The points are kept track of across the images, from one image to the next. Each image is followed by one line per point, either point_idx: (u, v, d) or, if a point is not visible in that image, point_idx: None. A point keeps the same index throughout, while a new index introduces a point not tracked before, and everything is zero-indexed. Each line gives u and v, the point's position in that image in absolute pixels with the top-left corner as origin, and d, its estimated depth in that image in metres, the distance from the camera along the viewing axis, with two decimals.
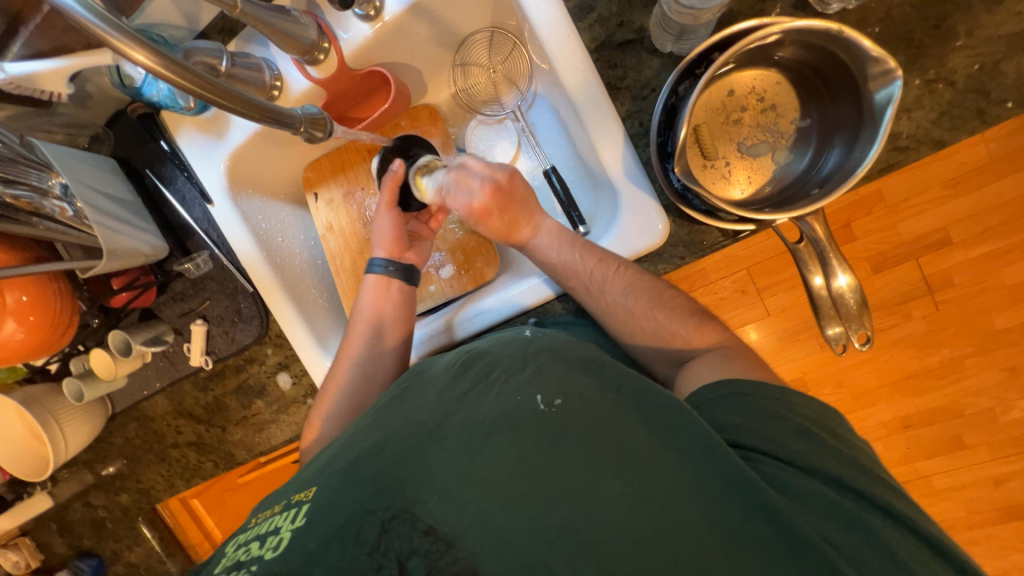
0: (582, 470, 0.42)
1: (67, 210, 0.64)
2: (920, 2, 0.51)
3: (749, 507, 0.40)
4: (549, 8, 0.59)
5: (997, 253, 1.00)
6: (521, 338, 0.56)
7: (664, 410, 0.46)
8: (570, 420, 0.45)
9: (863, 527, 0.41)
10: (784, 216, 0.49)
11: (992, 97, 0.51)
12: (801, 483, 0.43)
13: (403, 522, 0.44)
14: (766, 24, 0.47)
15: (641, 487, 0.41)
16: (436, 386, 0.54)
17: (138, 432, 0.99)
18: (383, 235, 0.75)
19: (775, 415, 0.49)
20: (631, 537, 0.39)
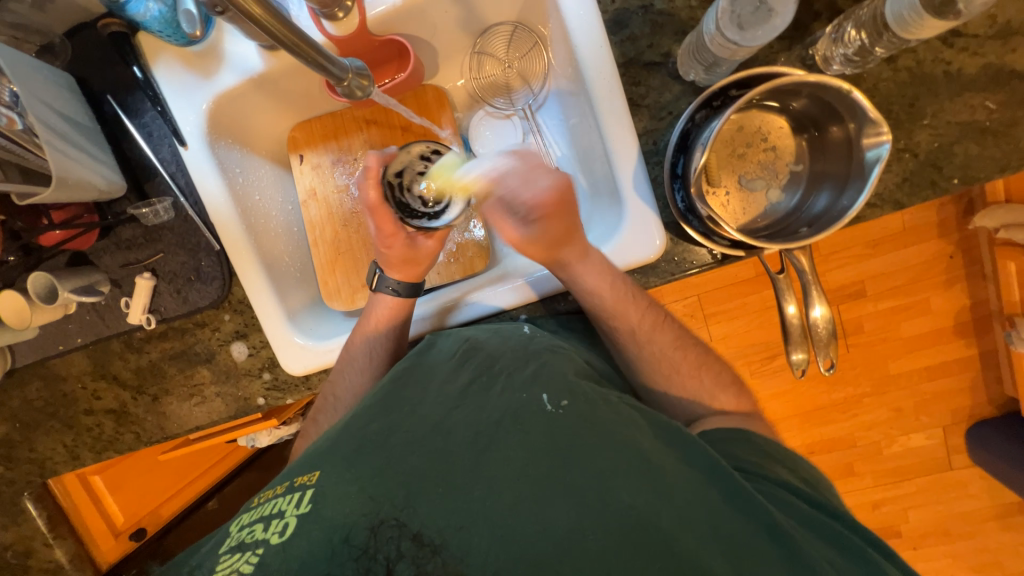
0: (591, 472, 0.44)
1: (15, 122, 0.54)
2: (901, 80, 0.58)
3: (751, 522, 0.44)
4: (587, 15, 0.61)
5: (895, 310, 1.47)
6: (521, 335, 0.60)
7: (664, 426, 0.51)
8: (577, 421, 0.48)
9: (846, 547, 0.45)
10: (776, 247, 0.54)
11: (944, 172, 0.60)
12: (794, 506, 0.48)
13: (408, 523, 0.43)
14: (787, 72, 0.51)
15: (651, 495, 0.43)
16: (436, 380, 0.56)
17: (43, 394, 0.86)
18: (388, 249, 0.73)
19: (775, 452, 0.55)
20: (647, 548, 0.40)
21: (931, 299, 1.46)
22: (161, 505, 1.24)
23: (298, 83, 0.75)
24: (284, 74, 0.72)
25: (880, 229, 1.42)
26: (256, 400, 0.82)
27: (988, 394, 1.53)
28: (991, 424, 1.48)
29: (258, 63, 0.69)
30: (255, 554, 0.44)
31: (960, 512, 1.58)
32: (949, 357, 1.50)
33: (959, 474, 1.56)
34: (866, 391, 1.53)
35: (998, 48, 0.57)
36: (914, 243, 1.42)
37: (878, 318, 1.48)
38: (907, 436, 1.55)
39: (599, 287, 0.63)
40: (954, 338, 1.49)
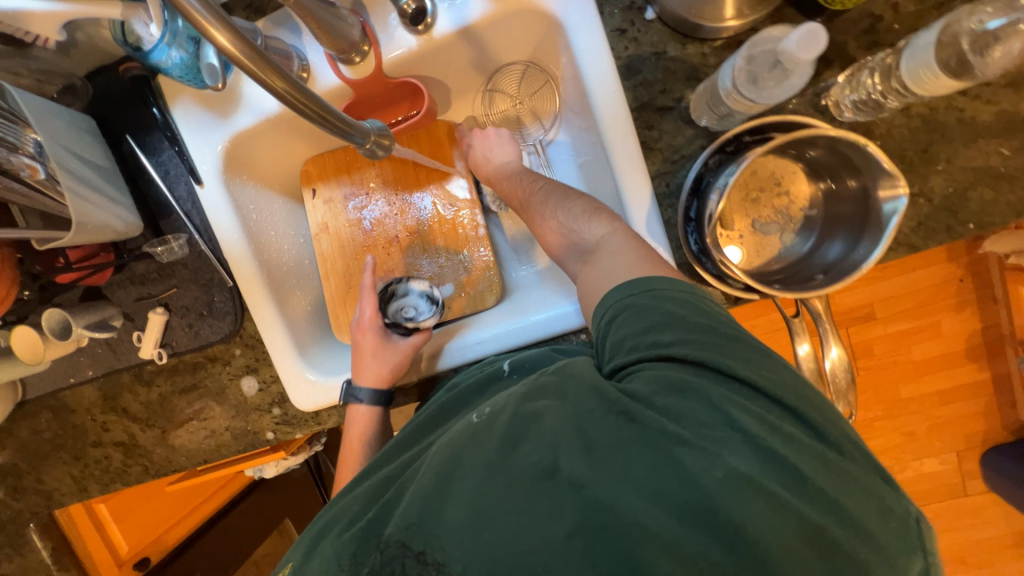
0: (509, 449, 0.43)
1: (37, 171, 0.55)
2: (914, 127, 0.58)
3: (676, 442, 0.40)
4: (600, 62, 0.62)
5: (905, 333, 1.46)
6: (501, 376, 0.63)
7: (576, 380, 0.46)
8: (495, 412, 0.47)
9: (702, 395, 0.42)
10: (795, 294, 0.53)
11: (959, 217, 0.59)
12: (732, 398, 0.42)
13: (412, 542, 0.41)
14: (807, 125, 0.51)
15: (546, 441, 0.42)
16: (397, 438, 0.60)
17: (52, 424, 0.87)
18: (361, 353, 0.74)
19: (690, 325, 0.47)
20: (547, 485, 0.40)
21: (941, 322, 1.45)
22: (165, 533, 1.20)
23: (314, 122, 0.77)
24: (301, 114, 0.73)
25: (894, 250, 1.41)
26: (265, 434, 0.81)
27: (1002, 418, 1.50)
28: (1007, 450, 1.45)
29: (274, 106, 0.70)
30: None
31: (975, 539, 1.55)
32: (961, 381, 1.48)
33: (973, 501, 1.53)
34: (878, 414, 1.51)
35: (1013, 96, 0.57)
36: (924, 266, 1.41)
37: (887, 341, 1.47)
38: (920, 460, 1.52)
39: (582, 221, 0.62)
40: (964, 362, 1.47)
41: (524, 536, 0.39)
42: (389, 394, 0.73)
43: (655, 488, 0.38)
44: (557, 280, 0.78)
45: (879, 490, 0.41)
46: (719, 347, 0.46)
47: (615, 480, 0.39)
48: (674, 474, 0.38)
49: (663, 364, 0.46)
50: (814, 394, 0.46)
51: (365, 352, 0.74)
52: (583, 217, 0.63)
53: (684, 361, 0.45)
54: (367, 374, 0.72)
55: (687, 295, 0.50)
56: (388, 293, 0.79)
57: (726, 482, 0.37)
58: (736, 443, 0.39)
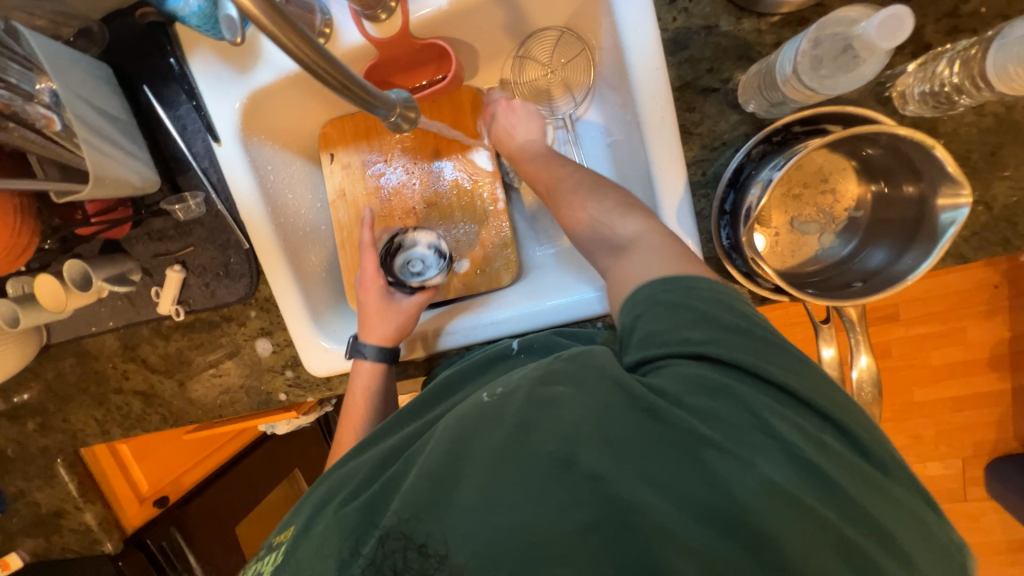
0: (525, 440, 0.41)
1: (53, 122, 0.54)
2: (984, 126, 0.53)
3: (712, 448, 0.38)
4: (645, 33, 0.57)
5: (927, 337, 1.41)
6: (508, 359, 0.63)
7: (598, 373, 0.44)
8: (508, 397, 0.44)
9: (740, 400, 0.41)
10: (833, 302, 0.50)
11: (1017, 229, 0.55)
12: (773, 407, 0.41)
13: (413, 534, 0.39)
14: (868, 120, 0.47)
15: (563, 432, 0.40)
16: (399, 415, 0.59)
17: (76, 369, 0.90)
18: (366, 310, 0.73)
19: (728, 327, 0.45)
20: (565, 477, 0.38)
21: (967, 329, 1.40)
22: (183, 474, 1.27)
23: None
24: None
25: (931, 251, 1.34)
26: (278, 395, 0.83)
27: (1015, 430, 1.47)
28: (1015, 461, 1.44)
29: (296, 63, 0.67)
30: None
31: None
32: (979, 390, 1.45)
33: (970, 506, 1.54)
34: (886, 416, 1.50)
35: None
36: (958, 270, 1.35)
37: (907, 344, 1.43)
38: (923, 464, 1.52)
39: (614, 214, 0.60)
40: (986, 371, 1.43)
41: (537, 530, 0.37)
42: (396, 354, 0.72)
43: (684, 492, 0.37)
44: (576, 266, 0.75)
45: (911, 507, 0.41)
46: (759, 352, 0.44)
47: (642, 481, 0.38)
48: (704, 479, 0.37)
49: (697, 364, 0.44)
50: (850, 404, 0.45)
51: (370, 308, 0.73)
52: (616, 212, 0.60)
53: (719, 365, 0.44)
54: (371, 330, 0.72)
55: (727, 303, 0.49)
56: (394, 246, 0.78)
57: (762, 493, 0.36)
58: (777, 454, 0.39)
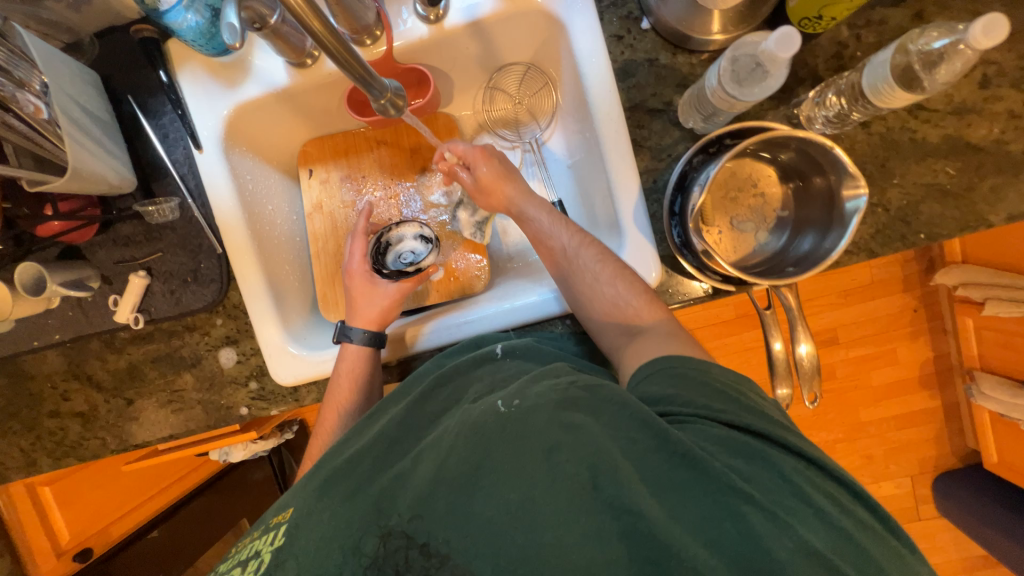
0: (548, 465, 0.44)
1: (42, 111, 0.55)
2: (873, 143, 0.65)
3: (741, 500, 0.41)
4: (599, 64, 0.67)
5: (864, 358, 1.54)
6: (490, 359, 0.65)
7: (624, 409, 0.47)
8: (528, 413, 0.48)
9: (769, 462, 0.45)
10: (767, 282, 0.58)
11: (911, 227, 0.66)
12: (796, 471, 0.45)
13: (416, 535, 0.45)
14: (785, 129, 0.56)
15: (590, 462, 0.43)
16: (401, 424, 0.59)
17: (7, 391, 0.82)
18: (354, 295, 0.76)
19: (747, 400, 0.51)
20: (594, 506, 0.42)
21: (897, 350, 1.54)
22: (113, 524, 1.12)
23: (319, 102, 0.78)
24: (307, 91, 0.75)
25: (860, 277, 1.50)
26: (239, 409, 0.79)
27: (952, 445, 1.59)
28: (956, 475, 1.53)
29: (283, 79, 0.72)
30: None
31: None
32: (915, 407, 1.57)
33: (923, 524, 1.60)
34: (839, 436, 1.58)
35: (957, 122, 0.64)
36: (881, 295, 1.51)
37: (847, 365, 1.55)
38: (877, 483, 1.59)
39: (594, 256, 0.66)
40: (917, 388, 1.56)
41: (562, 548, 0.41)
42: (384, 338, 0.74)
43: (721, 539, 0.40)
44: (543, 275, 0.80)
45: (908, 560, 0.45)
46: (773, 421, 0.50)
47: (677, 523, 0.41)
48: (740, 530, 0.40)
49: (725, 426, 0.48)
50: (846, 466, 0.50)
51: (358, 295, 0.76)
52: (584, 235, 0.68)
53: (745, 428, 0.48)
54: (361, 318, 0.74)
55: (736, 378, 0.55)
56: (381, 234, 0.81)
57: (799, 553, 0.39)
58: (808, 517, 0.42)
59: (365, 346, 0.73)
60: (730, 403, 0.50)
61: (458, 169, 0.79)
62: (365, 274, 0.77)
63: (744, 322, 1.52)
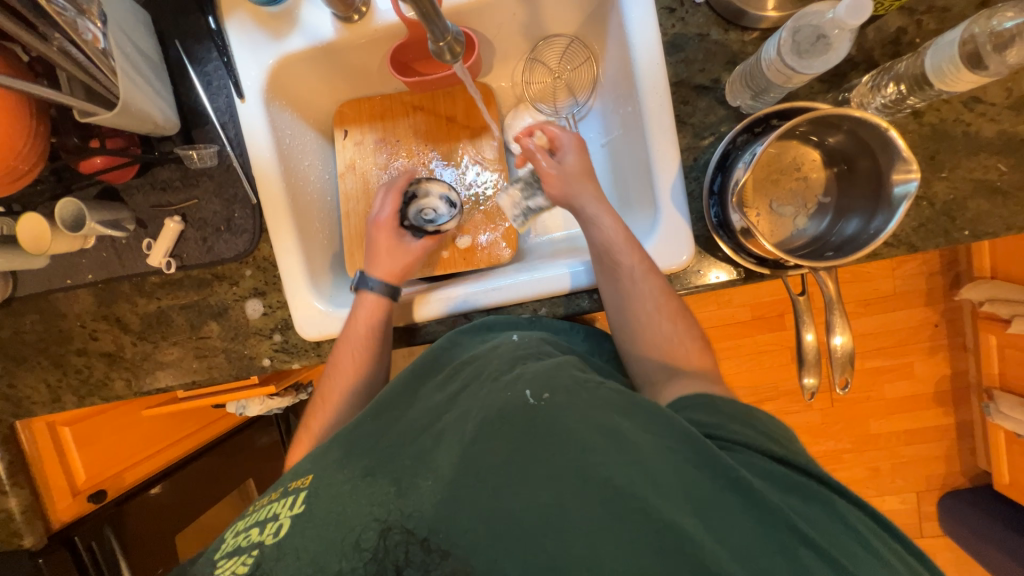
0: (578, 465, 0.44)
1: (99, 40, 0.54)
2: (924, 135, 0.64)
3: (785, 536, 0.40)
4: (649, 35, 0.66)
5: (880, 369, 1.52)
6: (511, 344, 0.63)
7: (668, 423, 0.47)
8: (560, 409, 0.48)
9: (820, 503, 0.44)
10: (808, 263, 0.57)
11: (956, 222, 0.64)
12: (848, 518, 0.44)
13: (416, 529, 0.45)
14: (847, 108, 0.54)
15: (629, 470, 0.43)
16: (428, 407, 0.59)
17: (37, 327, 0.84)
18: (377, 248, 0.76)
19: (792, 444, 0.51)
20: (636, 521, 0.40)
21: (913, 364, 1.51)
22: (127, 469, 1.15)
23: (361, 60, 0.78)
24: (352, 47, 0.75)
25: (883, 287, 1.47)
26: (261, 360, 0.80)
27: (961, 464, 1.56)
28: (963, 495, 1.51)
29: (329, 33, 0.72)
30: (250, 555, 0.49)
31: None
32: (926, 423, 1.54)
33: (925, 542, 1.58)
34: (846, 447, 1.56)
35: (1013, 117, 0.62)
36: (904, 307, 1.48)
37: (862, 375, 1.53)
38: (881, 497, 1.57)
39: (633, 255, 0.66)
40: (931, 405, 1.54)
41: (595, 559, 0.40)
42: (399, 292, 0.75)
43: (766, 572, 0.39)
44: (572, 253, 0.79)
45: None
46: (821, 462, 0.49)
47: (718, 548, 0.39)
48: (787, 566, 0.39)
49: (776, 459, 0.48)
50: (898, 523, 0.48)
51: (382, 248, 0.76)
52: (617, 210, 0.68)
53: (796, 464, 0.47)
54: (382, 267, 0.75)
55: (785, 421, 0.54)
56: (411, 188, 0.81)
57: None
58: (866, 564, 0.41)
59: (385, 297, 0.73)
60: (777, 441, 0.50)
61: (536, 158, 0.75)
62: (391, 224, 0.78)
63: (760, 323, 1.50)
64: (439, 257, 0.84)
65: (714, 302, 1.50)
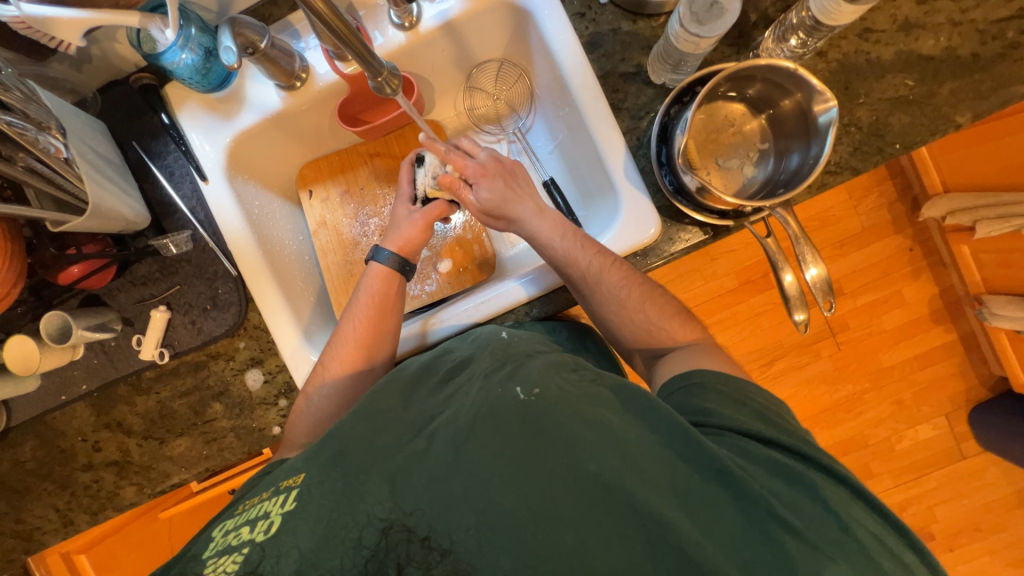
0: (566, 456, 0.47)
1: (61, 151, 0.59)
2: (833, 70, 0.70)
3: (761, 515, 0.43)
4: (568, 41, 0.72)
5: (873, 303, 1.55)
6: (500, 340, 0.62)
7: (661, 418, 0.50)
8: (549, 406, 0.50)
9: (810, 489, 0.46)
10: (764, 204, 0.60)
11: (886, 139, 0.69)
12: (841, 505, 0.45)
13: (417, 528, 0.46)
14: (757, 59, 0.59)
15: (619, 466, 0.46)
16: (415, 405, 0.58)
17: (37, 453, 0.81)
18: (409, 239, 0.77)
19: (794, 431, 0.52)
20: (619, 511, 0.44)
21: (902, 291, 1.55)
22: None
23: (311, 123, 0.83)
24: (300, 112, 0.79)
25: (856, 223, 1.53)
26: (271, 430, 0.79)
27: (978, 376, 1.56)
28: (990, 407, 1.50)
29: (277, 103, 0.76)
30: (241, 554, 0.47)
31: (984, 504, 1.54)
32: (931, 344, 1.56)
33: (972, 463, 1.55)
34: (865, 387, 1.57)
35: (904, 38, 0.69)
36: (876, 240, 1.53)
37: (858, 313, 1.56)
38: (913, 428, 1.56)
39: (595, 254, 0.67)
40: (932, 325, 1.56)
41: (582, 550, 0.43)
42: (409, 269, 0.78)
43: (747, 555, 0.42)
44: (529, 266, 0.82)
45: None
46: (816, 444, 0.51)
47: (702, 534, 0.43)
48: (767, 550, 0.42)
49: (776, 448, 0.50)
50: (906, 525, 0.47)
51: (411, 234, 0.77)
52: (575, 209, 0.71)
53: (788, 450, 0.49)
54: (393, 240, 0.77)
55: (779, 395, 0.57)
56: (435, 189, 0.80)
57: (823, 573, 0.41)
58: (847, 548, 0.43)
59: (395, 275, 0.76)
60: (768, 423, 0.52)
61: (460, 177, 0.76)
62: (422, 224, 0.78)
63: (749, 288, 1.54)
64: (426, 287, 0.87)
65: (700, 277, 1.54)
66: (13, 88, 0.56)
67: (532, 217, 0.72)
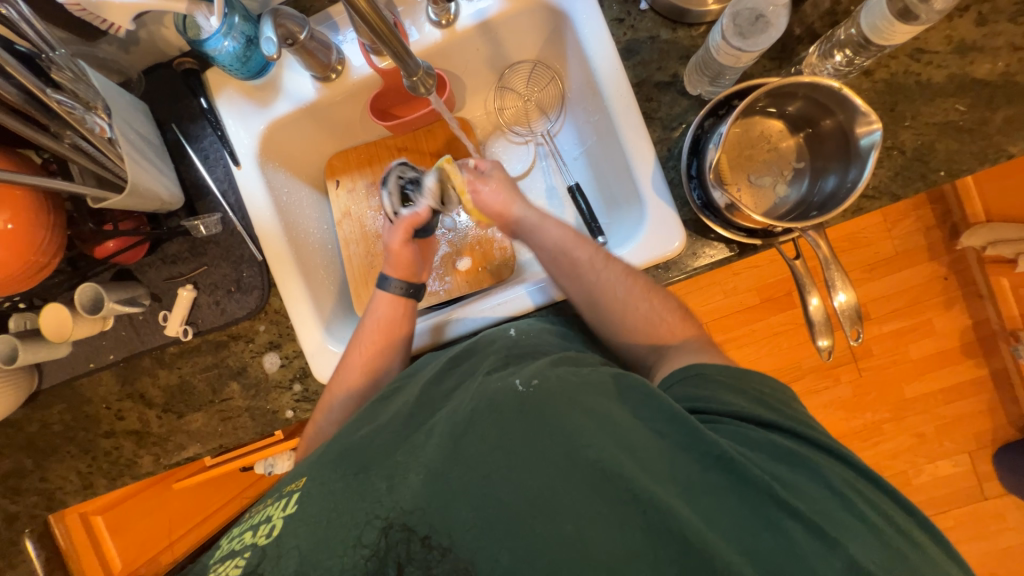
0: (563, 449, 0.45)
1: (106, 131, 0.61)
2: (879, 91, 0.67)
3: (769, 508, 0.42)
4: (605, 46, 0.71)
5: (900, 331, 1.50)
6: (507, 338, 0.63)
7: (658, 407, 0.49)
8: (547, 396, 0.49)
9: (815, 472, 0.45)
10: (795, 226, 0.59)
11: (930, 165, 0.66)
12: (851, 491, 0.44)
13: (417, 527, 0.44)
14: (799, 77, 0.57)
15: (619, 454, 0.44)
16: (416, 399, 0.58)
17: (64, 417, 0.85)
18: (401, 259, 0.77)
19: (799, 419, 0.52)
20: (621, 502, 0.42)
21: (932, 320, 1.49)
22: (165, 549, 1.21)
23: (342, 114, 0.84)
24: (333, 102, 0.80)
25: (889, 247, 1.47)
26: (284, 413, 0.81)
27: (1007, 415, 1.49)
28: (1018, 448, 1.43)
29: (312, 93, 0.78)
30: (244, 558, 0.47)
31: (1002, 548, 1.48)
32: (959, 378, 1.49)
33: (993, 505, 1.49)
34: (885, 416, 1.51)
35: (958, 61, 0.66)
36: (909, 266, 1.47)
37: (883, 340, 1.51)
38: (933, 463, 1.50)
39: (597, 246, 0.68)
40: (962, 358, 1.49)
41: (584, 542, 0.41)
42: (418, 292, 0.78)
43: (758, 547, 0.41)
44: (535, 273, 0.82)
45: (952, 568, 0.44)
46: (813, 427, 0.51)
47: (706, 523, 0.41)
48: (780, 545, 0.40)
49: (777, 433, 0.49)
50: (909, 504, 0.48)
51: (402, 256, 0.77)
52: None
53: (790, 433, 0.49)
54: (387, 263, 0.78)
55: (775, 387, 0.55)
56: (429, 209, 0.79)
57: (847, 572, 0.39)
58: (857, 533, 0.41)
59: (406, 300, 0.77)
60: (766, 407, 0.51)
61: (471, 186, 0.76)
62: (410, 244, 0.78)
63: (770, 306, 1.50)
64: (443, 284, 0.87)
65: (720, 291, 1.51)
66: (65, 69, 0.56)
67: (540, 219, 0.71)
